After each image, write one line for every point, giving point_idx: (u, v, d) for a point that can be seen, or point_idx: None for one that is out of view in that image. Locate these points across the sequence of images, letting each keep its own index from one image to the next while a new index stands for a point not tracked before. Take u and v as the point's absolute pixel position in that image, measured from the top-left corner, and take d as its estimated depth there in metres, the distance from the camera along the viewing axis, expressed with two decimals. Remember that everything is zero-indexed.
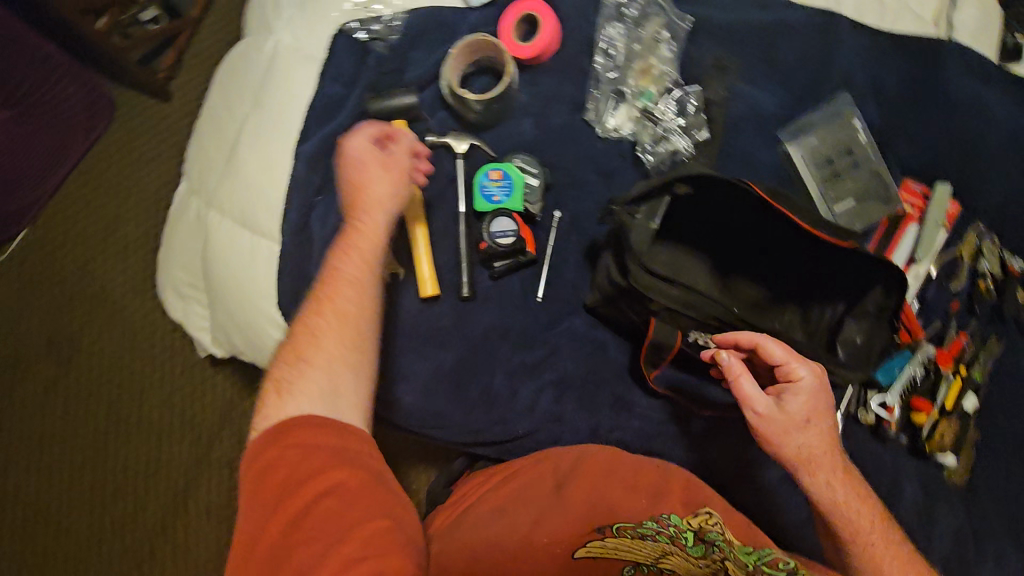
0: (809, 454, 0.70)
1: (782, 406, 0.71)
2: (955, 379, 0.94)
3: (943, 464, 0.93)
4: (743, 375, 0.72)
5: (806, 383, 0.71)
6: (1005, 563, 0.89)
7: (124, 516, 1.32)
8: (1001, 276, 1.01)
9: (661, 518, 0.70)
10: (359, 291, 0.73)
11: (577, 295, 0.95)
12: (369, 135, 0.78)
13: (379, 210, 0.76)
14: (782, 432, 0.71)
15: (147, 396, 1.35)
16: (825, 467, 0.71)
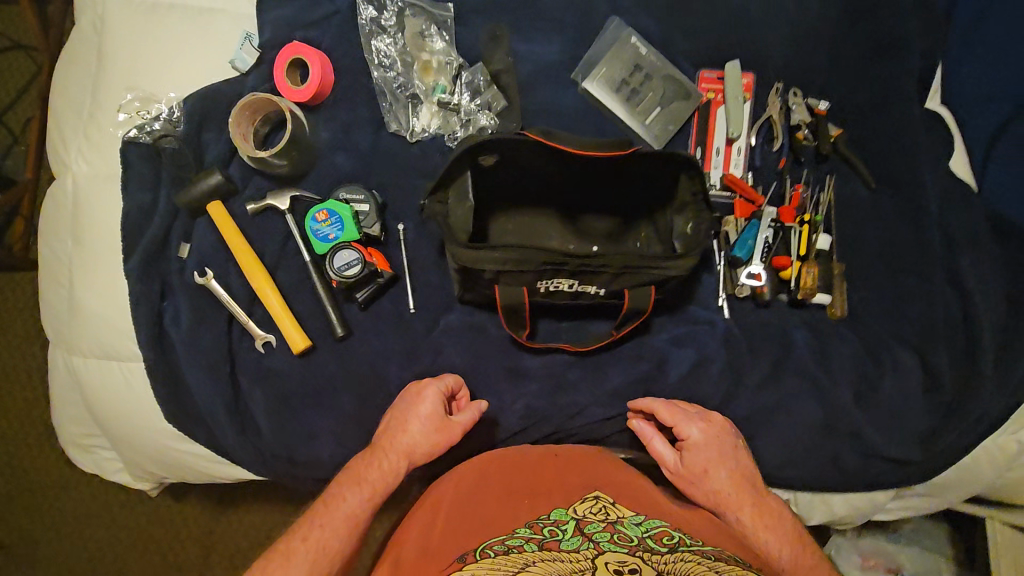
0: (716, 500, 0.79)
1: (684, 460, 0.82)
2: (802, 227, 1.01)
3: (822, 304, 0.99)
4: (653, 438, 0.84)
5: (698, 437, 0.82)
6: (903, 367, 0.95)
7: None
8: (813, 121, 1.07)
9: (535, 524, 0.68)
10: (347, 526, 0.75)
11: (446, 293, 0.98)
12: (442, 391, 0.85)
13: (405, 456, 0.80)
14: (688, 481, 0.82)
15: (124, 545, 1.34)
16: (733, 508, 0.79)
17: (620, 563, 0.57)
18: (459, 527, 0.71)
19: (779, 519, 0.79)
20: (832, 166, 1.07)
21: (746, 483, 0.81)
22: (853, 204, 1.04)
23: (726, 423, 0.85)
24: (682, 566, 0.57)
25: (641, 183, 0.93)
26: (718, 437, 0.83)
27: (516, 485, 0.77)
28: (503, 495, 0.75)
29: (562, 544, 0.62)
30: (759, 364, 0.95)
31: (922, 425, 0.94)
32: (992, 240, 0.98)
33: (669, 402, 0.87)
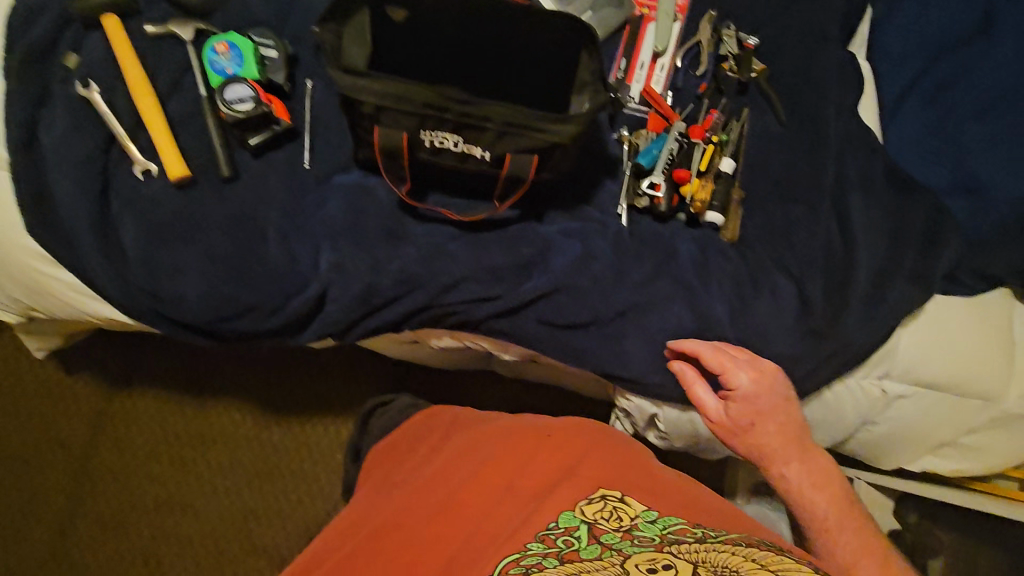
0: (762, 450, 0.88)
1: (729, 412, 0.89)
2: (708, 147, 1.02)
3: (715, 224, 1.00)
4: (697, 384, 0.90)
5: (745, 388, 0.88)
6: (779, 291, 0.97)
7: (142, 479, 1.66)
8: (739, 53, 1.07)
9: (550, 530, 0.72)
10: None
11: (343, 154, 0.97)
12: None
13: None
14: (739, 433, 0.89)
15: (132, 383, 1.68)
16: (781, 461, 0.88)
17: (648, 564, 0.65)
18: (483, 525, 0.76)
19: (822, 473, 0.89)
20: (751, 99, 1.08)
21: (789, 441, 0.88)
22: (764, 135, 1.05)
23: (773, 380, 0.89)
24: (710, 557, 0.66)
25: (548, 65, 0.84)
26: (766, 387, 0.89)
27: (542, 455, 0.84)
28: (529, 466, 0.83)
29: (582, 553, 0.68)
30: (641, 266, 0.95)
31: (792, 349, 0.95)
32: (886, 184, 1.00)
33: (714, 346, 0.91)
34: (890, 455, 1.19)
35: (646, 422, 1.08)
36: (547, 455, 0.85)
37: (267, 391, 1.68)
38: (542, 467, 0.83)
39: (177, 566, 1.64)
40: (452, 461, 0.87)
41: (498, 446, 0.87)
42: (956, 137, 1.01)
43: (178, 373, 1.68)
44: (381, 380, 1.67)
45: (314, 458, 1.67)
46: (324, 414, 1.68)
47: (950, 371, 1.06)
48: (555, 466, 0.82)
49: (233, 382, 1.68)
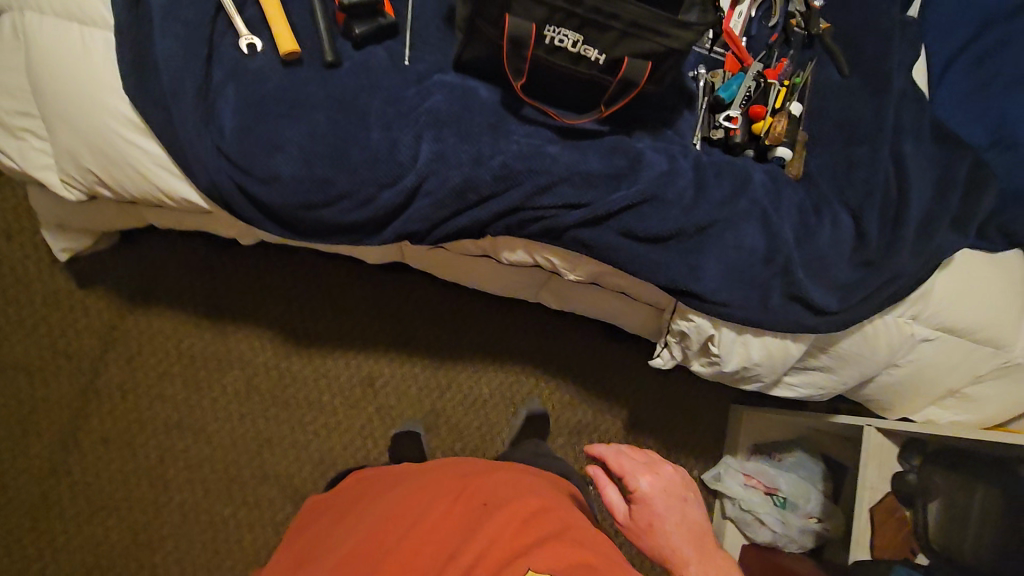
0: (662, 554, 0.96)
1: (635, 511, 1.00)
2: (782, 88, 1.09)
3: (783, 159, 1.07)
4: (605, 485, 0.99)
5: (644, 489, 1.00)
6: (839, 223, 1.05)
7: (152, 401, 1.60)
8: (806, 11, 1.14)
9: None
10: None
11: (444, 54, 0.98)
12: None
13: None
14: (644, 531, 0.99)
15: (150, 300, 1.61)
16: (683, 564, 0.93)
17: None
18: None
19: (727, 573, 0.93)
20: (815, 53, 1.16)
21: (690, 540, 0.96)
22: (828, 86, 1.13)
23: (669, 479, 1.01)
24: None
25: None
26: (664, 486, 1.00)
27: (479, 527, 0.84)
28: (472, 532, 0.84)
29: None
30: (719, 189, 1.01)
31: (845, 277, 1.03)
32: (934, 138, 1.10)
33: (619, 450, 1.03)
34: (902, 400, 1.30)
35: (699, 348, 1.14)
36: (480, 530, 0.84)
37: (288, 317, 1.64)
38: (474, 546, 0.82)
39: (181, 493, 1.58)
40: (403, 521, 0.88)
41: (459, 506, 0.89)
42: (993, 101, 1.13)
43: (196, 293, 1.62)
44: (405, 316, 1.66)
45: (333, 389, 1.64)
46: (346, 346, 1.65)
47: (973, 317, 1.15)
48: (485, 542, 0.81)
49: (258, 309, 1.64)
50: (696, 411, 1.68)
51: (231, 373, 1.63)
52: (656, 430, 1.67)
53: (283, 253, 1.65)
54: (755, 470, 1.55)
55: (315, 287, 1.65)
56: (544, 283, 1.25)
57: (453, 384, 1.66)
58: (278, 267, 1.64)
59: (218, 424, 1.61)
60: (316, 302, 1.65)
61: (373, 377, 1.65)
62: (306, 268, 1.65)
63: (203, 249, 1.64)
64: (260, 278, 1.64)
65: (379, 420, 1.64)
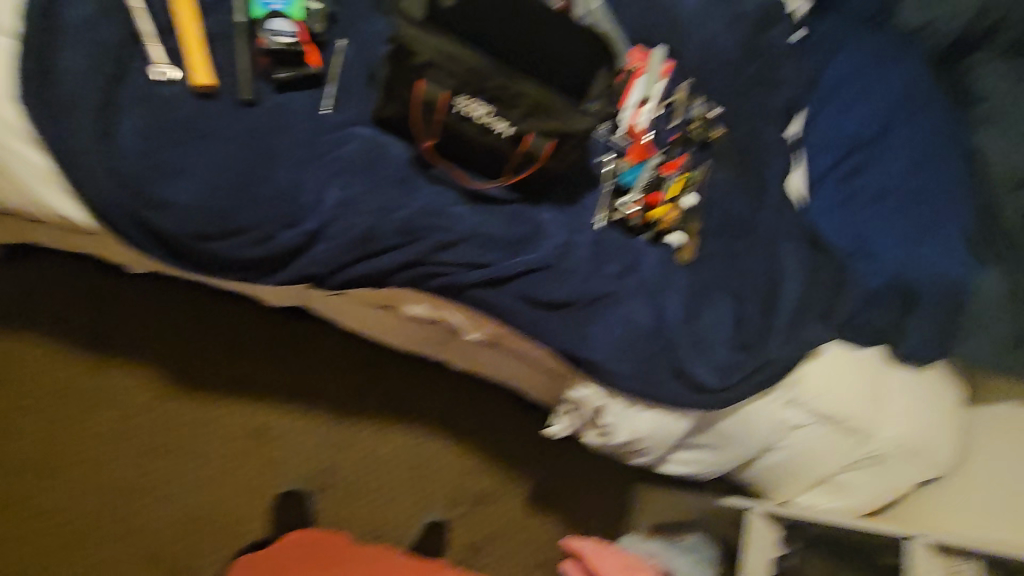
0: None
1: None
2: (677, 181, 1.20)
3: (674, 245, 1.16)
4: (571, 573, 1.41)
5: None
6: (719, 308, 1.13)
7: (16, 428, 1.47)
8: (704, 119, 1.28)
9: None
10: None
11: (365, 108, 1.00)
12: None
13: None
14: None
15: (33, 317, 1.49)
16: None
17: None
18: None
19: None
20: (709, 155, 1.28)
21: None
22: (720, 184, 1.25)
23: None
24: None
25: (559, 55, 0.93)
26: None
27: None
28: None
29: None
30: (613, 265, 1.08)
31: (723, 358, 1.10)
32: (809, 241, 1.22)
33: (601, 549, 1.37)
34: (781, 483, 1.37)
35: (591, 418, 1.16)
36: None
37: (177, 356, 1.53)
38: None
39: (25, 544, 1.43)
40: None
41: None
42: (855, 215, 1.29)
43: (85, 316, 1.51)
44: (308, 367, 1.58)
45: (217, 439, 1.52)
46: (238, 393, 1.54)
47: (841, 408, 1.25)
48: None
49: (150, 339, 1.53)
50: (599, 487, 1.66)
51: (108, 407, 1.50)
52: (557, 504, 1.63)
53: (182, 286, 1.56)
54: (648, 549, 1.45)
55: (219, 323, 1.55)
56: (448, 342, 1.24)
57: (351, 443, 1.57)
58: (173, 301, 1.54)
59: (84, 463, 1.47)
60: (217, 338, 1.55)
61: (264, 430, 1.55)
62: (204, 305, 1.56)
63: (92, 273, 1.54)
64: (160, 306, 1.54)
65: (265, 475, 1.53)
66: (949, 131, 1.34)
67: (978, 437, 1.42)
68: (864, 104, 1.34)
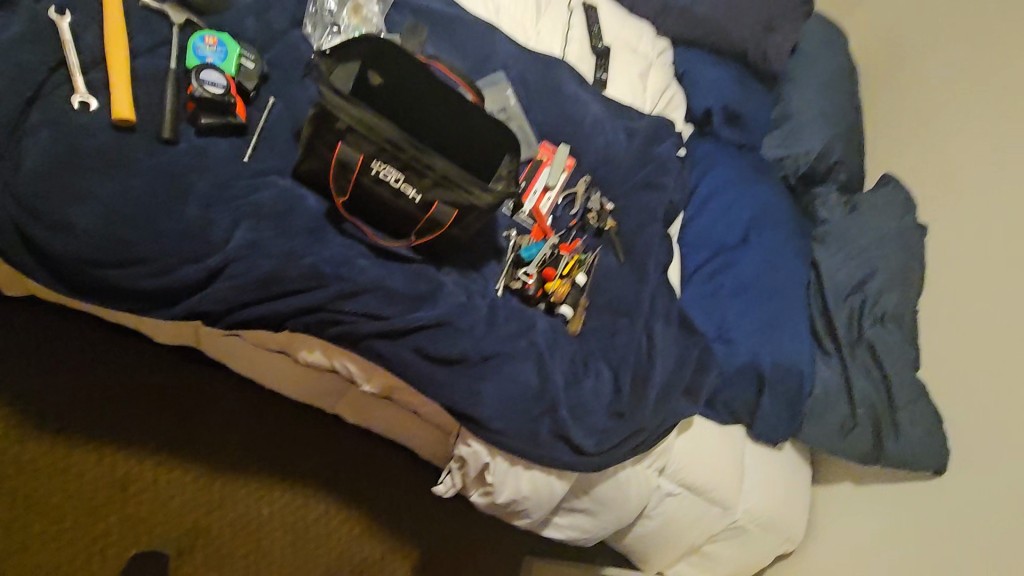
0: None
1: None
2: (573, 259, 1.33)
3: (565, 316, 1.28)
4: None
5: None
6: (599, 377, 1.24)
7: None
8: (600, 209, 1.45)
9: None
10: None
11: (286, 162, 1.07)
12: None
13: None
14: None
15: None
16: None
17: None
18: None
19: None
20: (602, 241, 1.45)
21: None
22: (608, 267, 1.40)
23: None
24: None
25: (465, 144, 1.07)
26: None
27: None
28: None
29: None
30: (508, 328, 1.17)
31: (598, 422, 1.19)
32: (681, 325, 1.38)
33: None
34: (654, 551, 1.45)
35: (476, 476, 1.19)
36: None
37: (40, 395, 1.41)
38: None
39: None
40: None
41: None
42: (719, 306, 1.48)
43: None
44: (191, 416, 1.49)
45: (73, 492, 1.39)
46: (105, 440, 1.43)
47: (703, 478, 1.37)
48: None
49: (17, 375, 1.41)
50: (487, 558, 1.64)
51: None
52: (440, 573, 1.59)
53: (60, 317, 1.46)
54: None
55: (101, 363, 1.46)
56: (344, 392, 1.26)
57: (227, 502, 1.48)
58: (47, 334, 1.44)
59: None
60: (94, 379, 1.45)
61: (128, 482, 1.42)
62: (82, 341, 1.47)
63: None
64: (37, 340, 1.44)
65: (122, 534, 1.39)
66: (795, 244, 1.61)
67: (824, 514, 1.59)
68: (728, 216, 1.60)
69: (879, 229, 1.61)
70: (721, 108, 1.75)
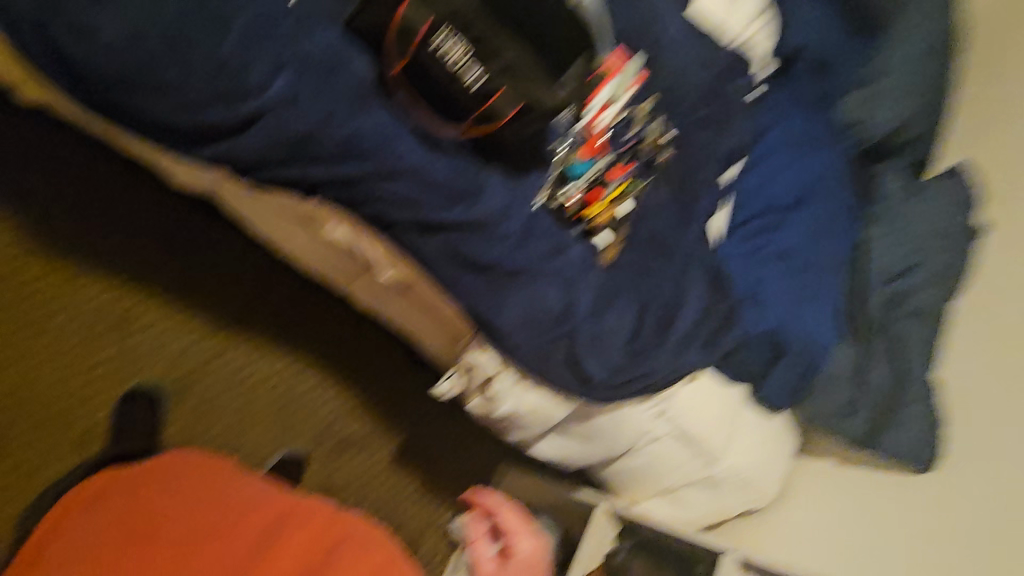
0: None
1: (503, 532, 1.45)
2: (619, 186, 1.26)
3: (601, 244, 1.21)
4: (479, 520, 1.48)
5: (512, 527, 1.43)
6: (626, 312, 1.18)
7: None
8: (658, 138, 1.35)
9: None
10: None
11: (337, 12, 0.95)
12: None
13: None
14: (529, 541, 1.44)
15: None
16: None
17: None
18: None
19: None
20: (654, 173, 1.35)
21: None
22: (656, 201, 1.31)
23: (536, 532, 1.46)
24: None
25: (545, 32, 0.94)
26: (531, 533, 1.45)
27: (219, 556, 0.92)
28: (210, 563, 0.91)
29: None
30: (544, 242, 1.10)
31: (614, 356, 1.16)
32: (716, 276, 1.32)
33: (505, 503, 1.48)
34: (631, 485, 1.48)
35: (480, 385, 1.19)
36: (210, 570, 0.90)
37: (58, 222, 1.39)
38: None
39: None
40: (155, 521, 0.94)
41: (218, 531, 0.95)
42: (759, 266, 1.41)
43: None
44: (202, 268, 1.48)
45: (75, 322, 1.38)
46: (111, 275, 1.41)
47: (699, 427, 1.37)
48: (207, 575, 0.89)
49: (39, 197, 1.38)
50: (468, 458, 1.68)
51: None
52: (422, 465, 1.63)
53: (84, 148, 1.43)
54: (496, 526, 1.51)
55: (122, 200, 1.44)
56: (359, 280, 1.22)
57: (225, 358, 1.47)
58: (77, 164, 1.42)
59: None
60: (116, 216, 1.43)
61: (132, 320, 1.41)
62: (105, 176, 1.44)
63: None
64: (65, 168, 1.41)
65: (118, 371, 1.39)
66: (848, 216, 1.52)
67: (801, 484, 1.61)
68: (789, 173, 1.49)
69: (939, 219, 1.52)
70: (812, 52, 1.59)
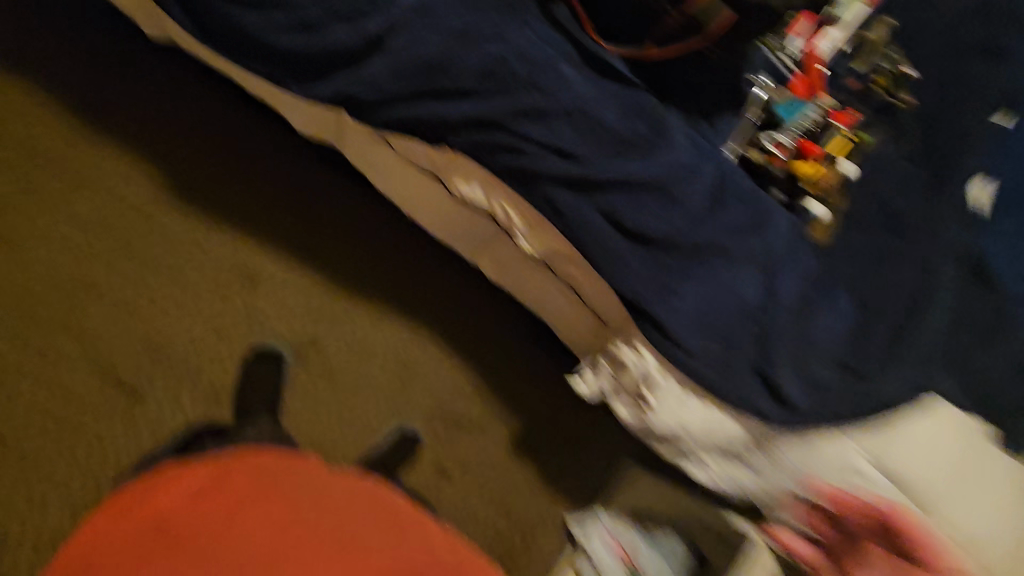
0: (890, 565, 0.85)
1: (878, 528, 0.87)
2: (844, 138, 0.91)
3: (812, 215, 0.89)
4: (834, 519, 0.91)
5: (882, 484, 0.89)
6: (841, 307, 0.86)
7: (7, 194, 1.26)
8: (896, 75, 0.99)
9: None
10: None
11: None
12: None
13: None
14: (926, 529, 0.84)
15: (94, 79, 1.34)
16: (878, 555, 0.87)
17: None
18: None
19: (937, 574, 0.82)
20: (886, 121, 0.99)
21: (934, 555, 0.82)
22: (887, 160, 0.96)
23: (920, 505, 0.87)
24: None
25: None
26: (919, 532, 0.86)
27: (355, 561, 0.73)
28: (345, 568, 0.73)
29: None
30: (738, 213, 0.81)
31: (823, 375, 0.84)
32: (977, 266, 0.93)
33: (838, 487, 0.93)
34: None
35: (633, 390, 0.94)
36: None
37: (204, 180, 1.35)
38: None
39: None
40: (274, 511, 0.74)
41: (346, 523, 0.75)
42: None
43: (130, 102, 1.35)
44: (333, 230, 1.40)
45: (207, 275, 1.31)
46: (244, 230, 1.35)
47: (933, 475, 0.89)
48: None
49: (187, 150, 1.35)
50: (597, 458, 1.44)
51: (119, 202, 1.31)
52: (546, 461, 1.42)
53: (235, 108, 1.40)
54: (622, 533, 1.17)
55: (263, 158, 1.39)
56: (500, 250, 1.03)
57: (347, 322, 1.37)
58: (229, 122, 1.39)
59: (64, 258, 1.26)
60: (258, 173, 1.39)
61: (261, 277, 1.34)
62: (252, 135, 1.40)
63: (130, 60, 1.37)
64: (216, 123, 1.38)
65: (245, 328, 1.31)
66: None
67: None
68: None
69: None
70: None
